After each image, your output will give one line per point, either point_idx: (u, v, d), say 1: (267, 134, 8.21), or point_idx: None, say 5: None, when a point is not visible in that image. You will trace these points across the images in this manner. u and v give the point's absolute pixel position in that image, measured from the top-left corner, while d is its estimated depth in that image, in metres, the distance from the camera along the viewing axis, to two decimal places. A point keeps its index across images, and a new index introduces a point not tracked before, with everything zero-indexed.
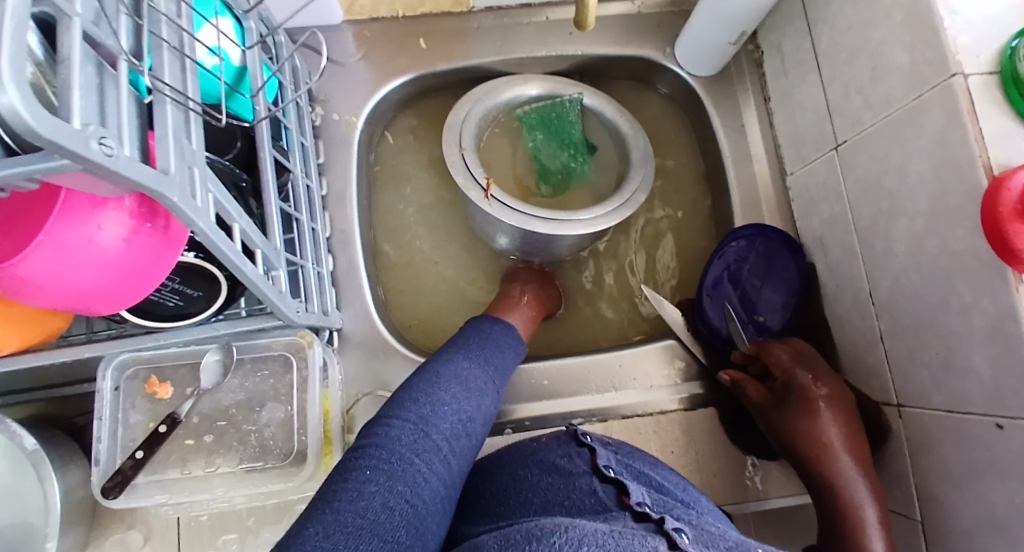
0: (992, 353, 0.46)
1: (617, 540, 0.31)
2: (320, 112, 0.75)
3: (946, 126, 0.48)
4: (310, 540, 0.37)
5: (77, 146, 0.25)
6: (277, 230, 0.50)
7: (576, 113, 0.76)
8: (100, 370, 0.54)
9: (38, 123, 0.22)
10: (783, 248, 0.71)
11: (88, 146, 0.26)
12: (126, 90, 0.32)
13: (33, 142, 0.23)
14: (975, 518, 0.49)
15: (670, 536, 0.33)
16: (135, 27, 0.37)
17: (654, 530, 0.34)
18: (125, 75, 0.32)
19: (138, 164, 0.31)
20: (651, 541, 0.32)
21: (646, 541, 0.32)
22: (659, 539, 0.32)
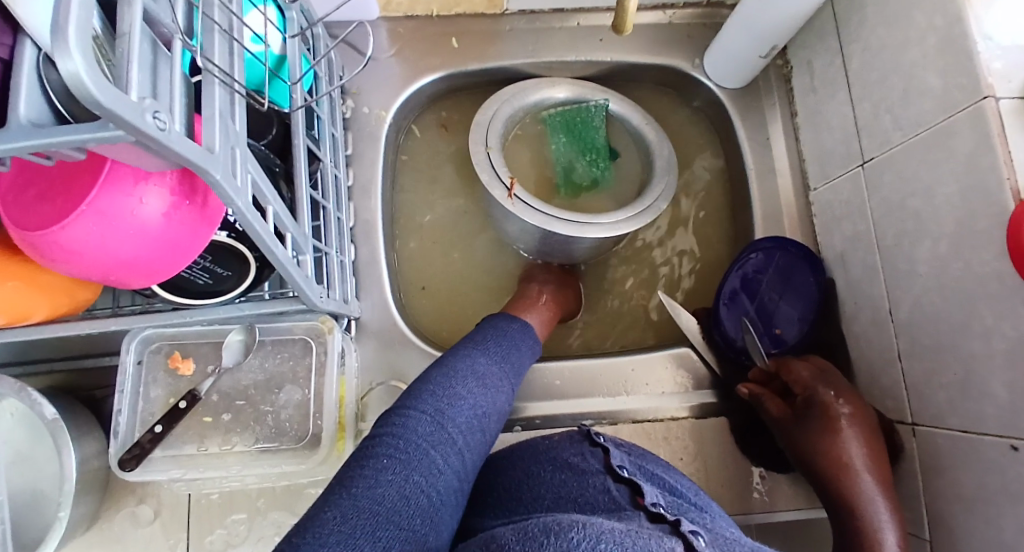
0: (1011, 377, 0.46)
1: (634, 539, 0.31)
2: (351, 104, 0.76)
3: (977, 149, 0.48)
4: (328, 524, 0.38)
5: (134, 117, 0.26)
6: (306, 215, 0.51)
7: (600, 119, 0.77)
8: (124, 343, 0.56)
9: (101, 92, 0.23)
10: (803, 263, 0.71)
11: (143, 118, 0.27)
12: (179, 68, 0.33)
13: (94, 111, 0.24)
14: (984, 543, 0.49)
15: (686, 538, 0.33)
16: (188, 9, 0.38)
17: (670, 532, 0.35)
18: (179, 55, 0.33)
19: (188, 140, 0.32)
20: (667, 542, 0.32)
21: (662, 541, 0.32)
22: (675, 541, 0.32)
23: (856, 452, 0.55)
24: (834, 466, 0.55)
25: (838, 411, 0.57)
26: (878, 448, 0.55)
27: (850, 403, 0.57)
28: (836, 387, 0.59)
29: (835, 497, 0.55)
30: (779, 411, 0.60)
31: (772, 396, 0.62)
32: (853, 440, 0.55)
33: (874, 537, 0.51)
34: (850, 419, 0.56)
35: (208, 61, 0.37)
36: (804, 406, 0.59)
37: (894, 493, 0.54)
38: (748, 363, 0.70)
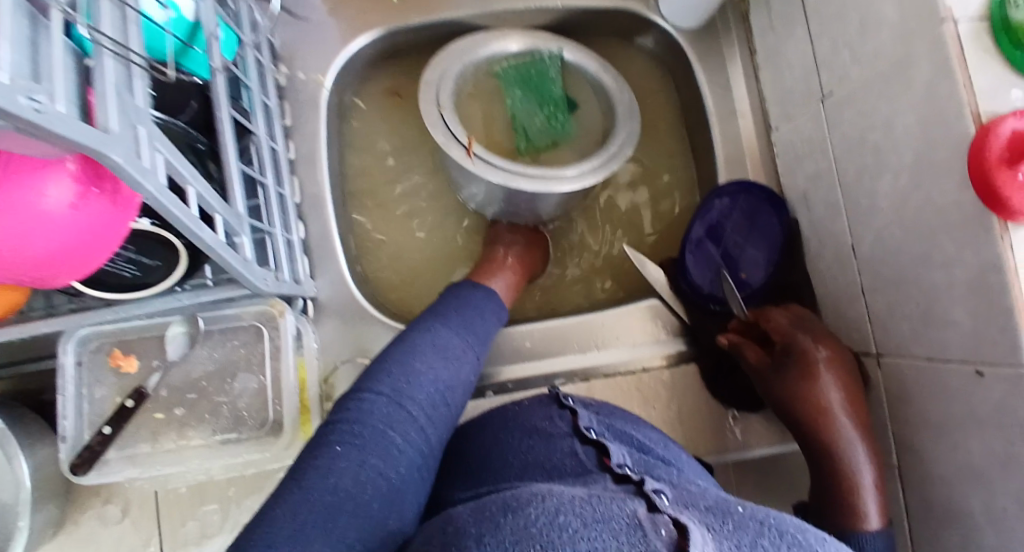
0: (973, 305, 0.46)
1: (595, 506, 0.30)
2: (285, 71, 0.70)
3: (936, 75, 0.46)
4: (278, 520, 0.40)
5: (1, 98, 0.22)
6: (239, 194, 0.47)
7: (557, 70, 0.73)
8: (60, 345, 0.52)
9: None
10: (766, 206, 0.70)
11: (13, 98, 0.23)
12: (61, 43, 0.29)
13: None
14: (952, 467, 0.50)
15: (649, 498, 0.32)
16: None
17: (635, 493, 0.34)
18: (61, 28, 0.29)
19: (80, 123, 0.28)
20: (629, 504, 0.31)
21: (624, 504, 0.31)
22: (638, 503, 0.31)
23: (830, 396, 0.54)
24: (805, 410, 0.55)
25: (813, 356, 0.56)
26: (854, 389, 0.55)
27: (826, 346, 0.57)
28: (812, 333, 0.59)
29: (805, 439, 0.56)
30: (757, 360, 0.60)
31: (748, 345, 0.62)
32: (828, 383, 0.55)
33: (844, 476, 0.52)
34: (825, 363, 0.56)
35: (96, 31, 0.32)
36: (779, 353, 0.59)
37: (870, 432, 0.54)
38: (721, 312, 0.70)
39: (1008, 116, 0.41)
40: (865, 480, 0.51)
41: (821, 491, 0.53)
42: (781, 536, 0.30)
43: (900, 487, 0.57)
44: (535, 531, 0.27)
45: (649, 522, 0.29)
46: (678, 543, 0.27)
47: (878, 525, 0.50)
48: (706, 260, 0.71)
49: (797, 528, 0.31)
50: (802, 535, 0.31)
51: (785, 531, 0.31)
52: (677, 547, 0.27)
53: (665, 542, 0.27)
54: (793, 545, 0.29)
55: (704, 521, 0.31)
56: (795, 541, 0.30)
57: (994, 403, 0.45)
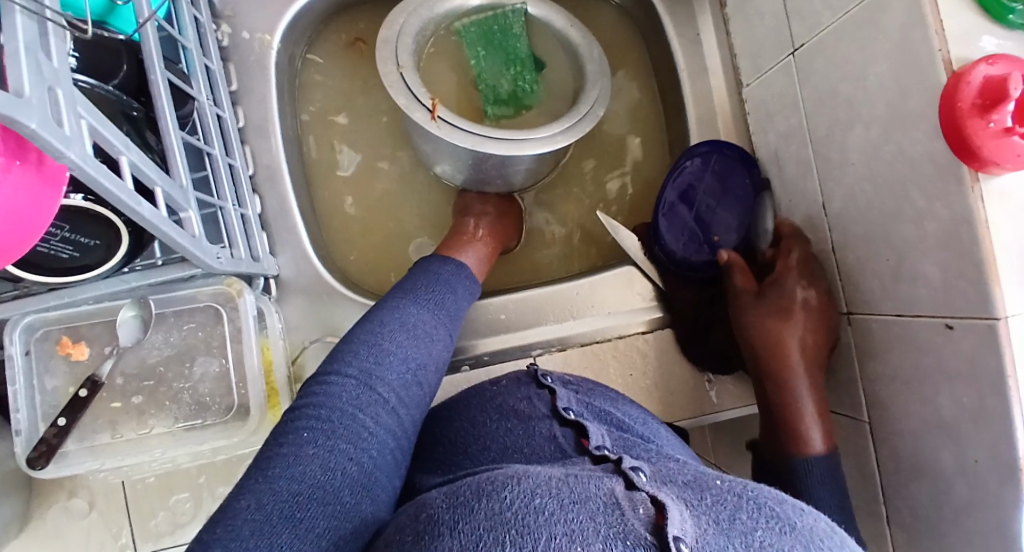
0: (943, 258, 0.46)
1: (572, 486, 0.29)
2: (227, 29, 0.66)
3: (908, 20, 0.45)
4: (242, 513, 0.39)
5: None
6: (181, 165, 0.44)
7: (521, 25, 0.69)
8: (5, 334, 0.49)
9: None
10: (738, 165, 0.69)
11: None
12: None
13: None
14: (921, 420, 0.51)
15: (626, 476, 0.32)
16: None
17: (613, 471, 0.33)
18: None
19: None
20: (605, 483, 0.30)
21: (601, 482, 0.30)
22: (616, 480, 0.31)
23: (794, 333, 0.57)
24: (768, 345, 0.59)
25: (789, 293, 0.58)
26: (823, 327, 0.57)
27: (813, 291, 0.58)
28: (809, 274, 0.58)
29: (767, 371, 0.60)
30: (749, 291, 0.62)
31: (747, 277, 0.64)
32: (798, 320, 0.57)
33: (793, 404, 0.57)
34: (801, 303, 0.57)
35: None
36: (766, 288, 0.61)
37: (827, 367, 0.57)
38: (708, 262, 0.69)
39: (980, 63, 0.41)
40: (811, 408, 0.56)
41: (776, 416, 0.59)
42: (759, 509, 0.29)
43: (870, 442, 0.57)
44: (511, 515, 0.26)
45: (627, 501, 0.28)
46: (655, 522, 0.26)
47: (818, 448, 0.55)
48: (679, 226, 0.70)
49: (776, 501, 0.31)
50: (780, 509, 0.30)
51: (761, 504, 0.30)
52: (654, 527, 0.26)
53: (643, 521, 0.26)
54: (771, 517, 0.29)
55: (682, 497, 0.30)
56: (772, 515, 0.29)
57: (963, 356, 0.45)
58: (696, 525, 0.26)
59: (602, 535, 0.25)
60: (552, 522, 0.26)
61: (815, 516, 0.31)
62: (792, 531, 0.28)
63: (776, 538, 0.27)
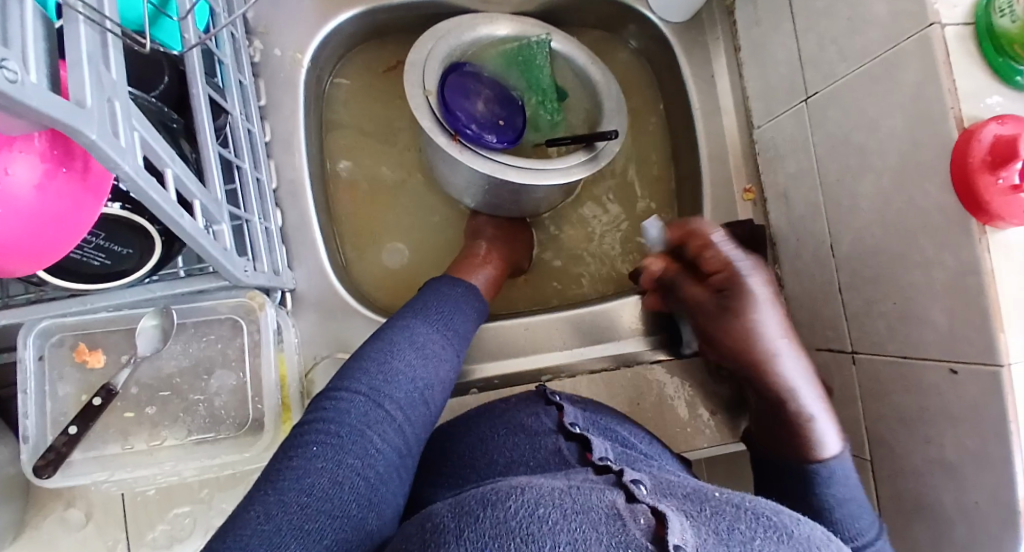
0: (949, 304, 0.48)
1: (574, 497, 0.29)
2: (260, 46, 0.67)
3: (922, 78, 0.48)
4: (251, 523, 0.39)
5: None
6: (216, 178, 0.45)
7: (544, 57, 0.71)
8: (20, 338, 0.49)
9: None
10: (472, 78, 0.69)
11: None
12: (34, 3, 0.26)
13: None
14: (924, 460, 0.52)
15: (627, 488, 0.32)
16: None
17: (614, 482, 0.34)
18: None
19: (52, 96, 0.25)
20: (607, 495, 0.30)
21: (603, 494, 0.31)
22: (617, 493, 0.31)
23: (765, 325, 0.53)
24: (745, 349, 0.54)
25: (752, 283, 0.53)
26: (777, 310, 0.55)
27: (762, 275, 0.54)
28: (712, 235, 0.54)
29: (757, 379, 0.54)
30: (700, 299, 0.58)
31: (683, 280, 0.60)
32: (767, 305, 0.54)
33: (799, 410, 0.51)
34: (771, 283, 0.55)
35: None
36: (717, 288, 0.55)
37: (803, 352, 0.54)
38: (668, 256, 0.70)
39: (990, 121, 0.43)
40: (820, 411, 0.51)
41: (780, 429, 0.52)
42: (758, 519, 0.30)
43: (873, 480, 0.59)
44: (515, 524, 0.26)
45: (628, 512, 0.29)
46: (655, 531, 0.27)
47: (837, 451, 0.50)
48: (509, 139, 0.68)
49: (773, 511, 0.32)
50: (778, 518, 0.31)
51: (760, 513, 0.31)
52: (654, 536, 0.26)
53: (643, 531, 0.27)
54: (770, 527, 0.30)
55: (682, 508, 0.31)
56: (772, 524, 0.30)
57: (969, 399, 0.46)
58: (696, 536, 0.27)
59: (603, 544, 0.26)
60: (555, 531, 0.26)
61: (812, 526, 0.32)
62: (790, 539, 0.29)
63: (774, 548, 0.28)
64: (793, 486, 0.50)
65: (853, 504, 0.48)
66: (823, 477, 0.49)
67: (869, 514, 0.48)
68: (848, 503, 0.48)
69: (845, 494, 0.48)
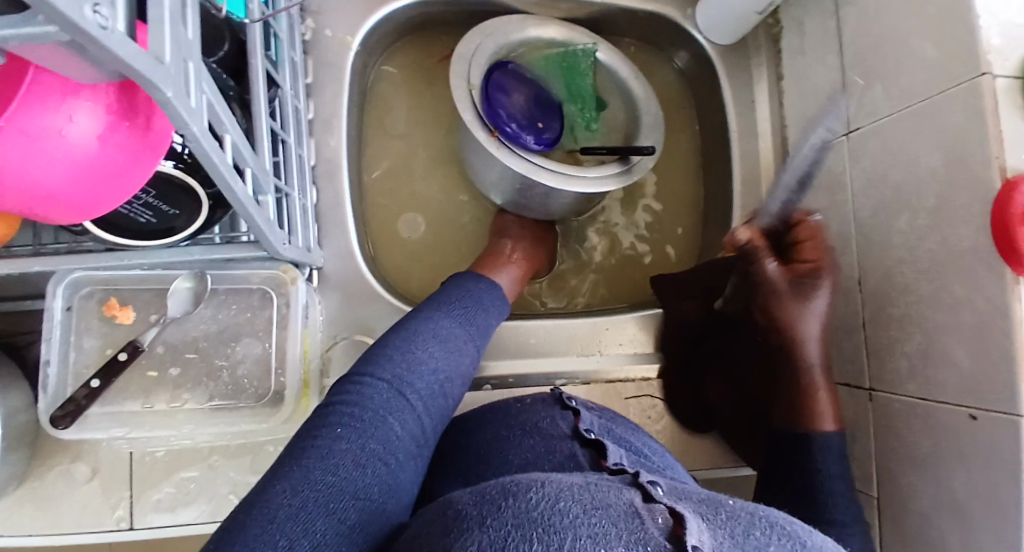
0: (974, 349, 0.48)
1: (592, 494, 0.30)
2: (312, 24, 0.68)
3: (969, 125, 0.48)
4: (277, 497, 0.38)
5: (70, 9, 0.20)
6: (266, 149, 0.46)
7: (588, 65, 0.73)
8: (49, 286, 0.49)
9: None
10: (517, 79, 0.70)
11: (83, 11, 0.21)
12: None
13: None
14: (932, 501, 0.52)
15: (643, 488, 0.32)
16: None
17: (629, 482, 0.34)
18: None
19: (133, 46, 0.26)
20: (625, 493, 0.31)
21: (620, 493, 0.31)
22: (633, 492, 0.32)
23: (811, 310, 0.53)
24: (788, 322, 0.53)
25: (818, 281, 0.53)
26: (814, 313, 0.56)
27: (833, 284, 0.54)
28: (818, 231, 0.54)
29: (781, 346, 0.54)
30: (773, 276, 0.52)
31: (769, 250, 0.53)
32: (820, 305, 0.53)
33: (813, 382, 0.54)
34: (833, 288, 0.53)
35: None
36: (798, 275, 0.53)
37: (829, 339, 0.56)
38: (706, 267, 0.69)
39: None
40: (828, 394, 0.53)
41: (789, 399, 0.54)
42: (771, 527, 0.31)
43: (877, 517, 0.59)
44: (537, 514, 0.27)
45: (646, 511, 0.29)
46: (672, 530, 0.27)
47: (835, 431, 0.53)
48: (546, 141, 0.69)
49: (786, 520, 0.32)
50: (791, 527, 0.31)
51: (773, 522, 0.31)
52: (672, 535, 0.27)
53: (660, 529, 0.27)
54: (783, 536, 0.30)
55: (698, 510, 0.31)
56: (785, 533, 0.31)
57: (986, 444, 0.47)
58: (713, 537, 0.27)
59: (623, 540, 0.26)
60: (577, 524, 0.27)
61: (824, 538, 0.32)
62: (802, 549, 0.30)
63: None
64: (795, 452, 0.53)
65: (843, 479, 0.51)
66: (820, 445, 0.52)
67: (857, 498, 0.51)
68: (837, 475, 0.51)
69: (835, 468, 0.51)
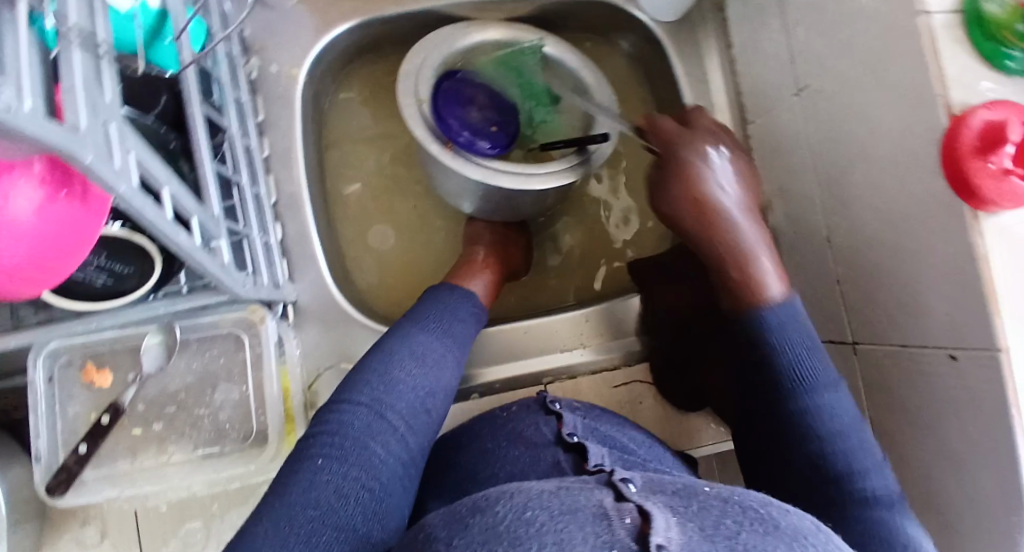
0: (946, 293, 0.47)
1: (562, 499, 0.30)
2: (256, 63, 0.69)
3: (913, 68, 0.47)
4: (259, 537, 0.40)
5: None
6: (214, 194, 0.47)
7: (536, 61, 0.72)
8: (30, 359, 0.50)
9: None
10: (467, 86, 0.70)
11: None
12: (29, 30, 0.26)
13: None
14: (932, 451, 0.51)
15: (616, 488, 0.32)
16: None
17: (603, 482, 0.34)
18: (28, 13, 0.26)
19: (46, 120, 0.25)
20: (595, 495, 0.31)
21: (591, 494, 0.31)
22: (605, 492, 0.31)
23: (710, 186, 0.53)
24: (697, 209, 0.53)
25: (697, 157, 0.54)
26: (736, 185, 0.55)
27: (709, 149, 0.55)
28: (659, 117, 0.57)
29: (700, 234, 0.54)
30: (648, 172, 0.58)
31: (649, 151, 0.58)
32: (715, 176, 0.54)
33: (735, 263, 0.52)
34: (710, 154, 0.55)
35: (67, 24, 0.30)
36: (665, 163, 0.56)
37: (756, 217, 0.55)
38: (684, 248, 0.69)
39: (979, 108, 0.44)
40: (761, 258, 0.52)
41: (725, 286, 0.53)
42: (745, 512, 0.30)
43: None
44: (503, 528, 0.27)
45: (614, 511, 0.28)
46: (641, 529, 0.27)
47: (780, 294, 0.51)
48: (504, 143, 0.70)
49: (761, 503, 0.32)
50: (764, 510, 0.31)
51: (747, 507, 0.31)
52: (638, 534, 0.26)
53: (627, 530, 0.27)
54: (756, 520, 0.30)
55: (669, 504, 0.31)
56: (758, 517, 0.30)
57: (969, 386, 0.46)
58: (683, 532, 0.27)
59: (589, 543, 0.26)
60: (542, 531, 0.26)
61: (800, 516, 0.32)
62: (775, 531, 0.29)
63: (761, 540, 0.28)
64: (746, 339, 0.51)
65: (804, 351, 0.49)
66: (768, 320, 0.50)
67: (825, 365, 0.49)
68: (797, 346, 0.49)
69: (790, 341, 0.49)
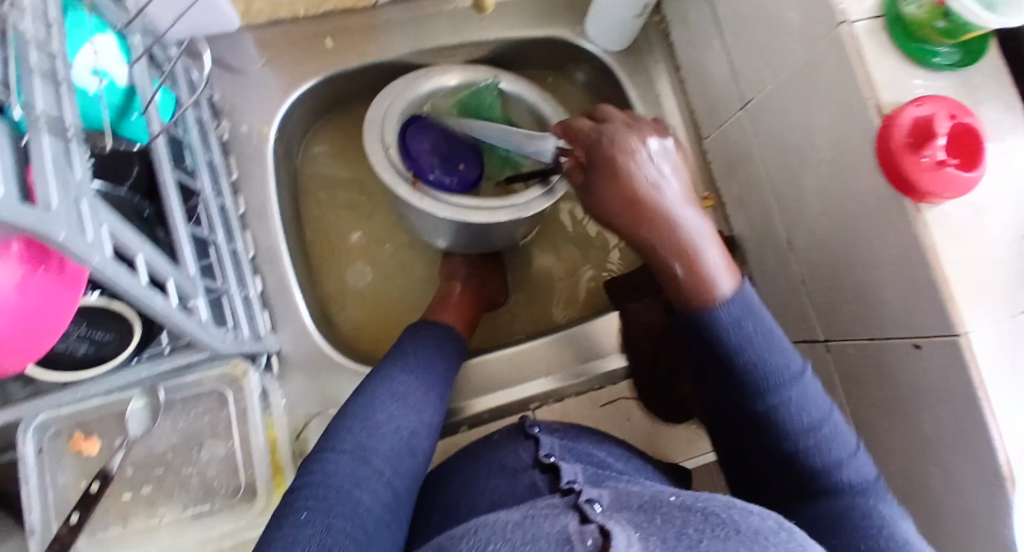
0: (900, 283, 0.49)
1: (525, 528, 0.31)
2: (227, 124, 0.72)
3: (841, 74, 0.49)
4: None
5: None
6: (188, 256, 0.49)
7: (492, 96, 0.76)
8: (18, 434, 0.52)
9: None
10: (429, 132, 0.72)
11: None
12: None
13: None
14: (909, 440, 0.52)
15: (582, 509, 0.33)
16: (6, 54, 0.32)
17: (570, 505, 0.35)
18: None
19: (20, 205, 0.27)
20: (560, 520, 0.31)
21: (556, 520, 0.32)
22: (570, 516, 0.32)
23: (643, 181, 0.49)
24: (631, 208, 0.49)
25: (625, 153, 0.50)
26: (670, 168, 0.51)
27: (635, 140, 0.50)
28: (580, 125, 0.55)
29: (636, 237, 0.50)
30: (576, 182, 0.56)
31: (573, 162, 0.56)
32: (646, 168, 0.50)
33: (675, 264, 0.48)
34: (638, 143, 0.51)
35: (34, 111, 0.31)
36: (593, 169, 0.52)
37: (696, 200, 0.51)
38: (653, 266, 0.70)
39: (908, 105, 0.45)
40: (704, 249, 0.48)
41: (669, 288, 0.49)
42: (708, 518, 0.31)
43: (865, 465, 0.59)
44: None
45: (577, 535, 0.29)
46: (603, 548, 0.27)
47: (730, 287, 0.47)
48: (473, 181, 0.73)
49: (723, 506, 0.33)
50: (724, 513, 0.32)
51: (709, 513, 0.32)
52: None
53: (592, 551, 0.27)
54: (716, 524, 0.31)
55: (633, 521, 0.31)
56: (721, 522, 0.31)
57: (932, 371, 0.47)
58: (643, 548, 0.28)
59: None
60: None
61: (760, 514, 0.33)
62: (736, 534, 0.30)
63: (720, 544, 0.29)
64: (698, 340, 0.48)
65: (761, 347, 0.46)
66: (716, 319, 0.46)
67: (784, 353, 0.47)
68: (754, 339, 0.46)
69: (743, 337, 0.46)
